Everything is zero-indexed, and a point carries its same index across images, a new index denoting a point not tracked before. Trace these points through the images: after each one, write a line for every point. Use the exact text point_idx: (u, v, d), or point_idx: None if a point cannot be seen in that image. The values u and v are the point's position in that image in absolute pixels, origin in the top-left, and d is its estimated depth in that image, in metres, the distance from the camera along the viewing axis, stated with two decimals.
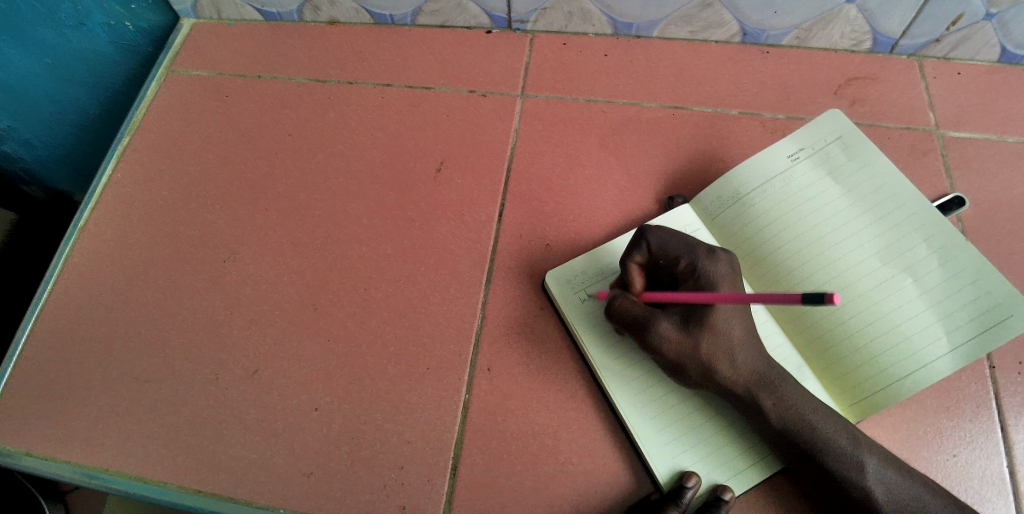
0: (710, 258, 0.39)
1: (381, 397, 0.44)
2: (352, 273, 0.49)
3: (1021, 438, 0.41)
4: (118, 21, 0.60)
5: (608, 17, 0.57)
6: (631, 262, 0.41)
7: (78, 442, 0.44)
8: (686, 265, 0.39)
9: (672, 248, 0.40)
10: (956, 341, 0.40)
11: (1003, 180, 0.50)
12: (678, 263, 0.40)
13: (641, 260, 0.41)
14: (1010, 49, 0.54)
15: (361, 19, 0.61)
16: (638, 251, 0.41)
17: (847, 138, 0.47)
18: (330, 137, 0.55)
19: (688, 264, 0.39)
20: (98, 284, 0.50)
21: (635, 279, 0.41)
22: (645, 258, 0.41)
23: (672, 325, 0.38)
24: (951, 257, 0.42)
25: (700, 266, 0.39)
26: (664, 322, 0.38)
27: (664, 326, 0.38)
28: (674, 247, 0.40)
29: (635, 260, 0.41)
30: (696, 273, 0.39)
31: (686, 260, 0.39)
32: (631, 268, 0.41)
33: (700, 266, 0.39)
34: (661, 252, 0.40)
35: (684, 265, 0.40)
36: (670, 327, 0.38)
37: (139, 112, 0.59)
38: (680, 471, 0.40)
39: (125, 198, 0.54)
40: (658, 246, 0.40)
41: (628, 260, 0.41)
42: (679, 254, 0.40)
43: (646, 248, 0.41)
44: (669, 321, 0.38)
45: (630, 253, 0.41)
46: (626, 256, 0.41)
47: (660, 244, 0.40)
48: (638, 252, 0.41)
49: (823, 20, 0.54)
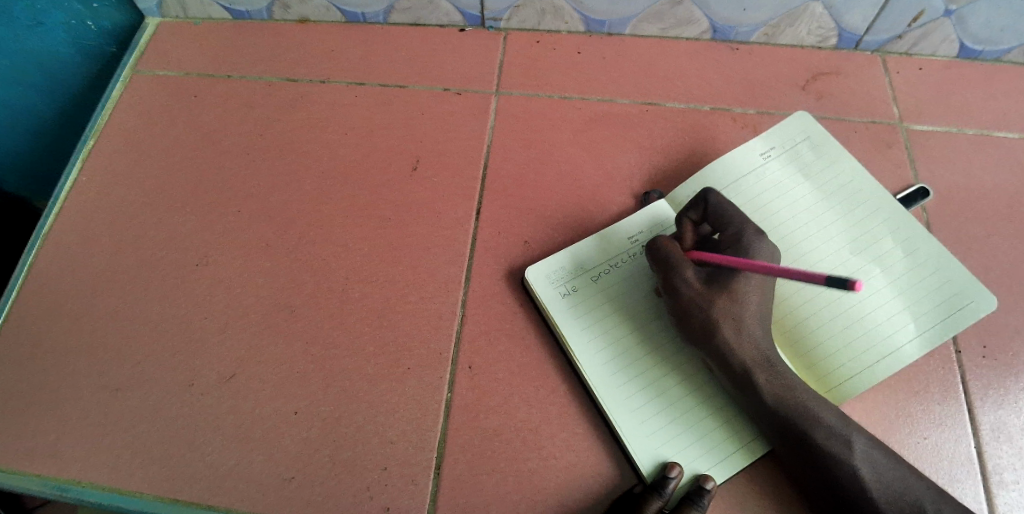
0: (757, 235, 0.40)
1: (359, 398, 0.43)
2: (328, 272, 0.48)
3: (987, 418, 0.42)
4: (78, 20, 0.57)
5: (580, 14, 0.58)
6: (685, 218, 0.42)
7: (45, 456, 0.43)
8: (732, 232, 0.40)
9: (726, 214, 0.41)
10: (924, 327, 0.41)
11: (963, 170, 0.52)
12: (726, 229, 0.41)
13: (695, 219, 0.42)
14: (968, 44, 0.56)
15: (332, 17, 0.60)
16: (694, 210, 0.42)
17: (813, 138, 0.49)
18: (303, 136, 0.55)
19: (733, 233, 0.40)
20: (65, 290, 0.49)
21: (686, 236, 0.42)
22: (699, 218, 0.42)
23: (696, 275, 0.39)
24: (912, 249, 0.44)
25: (745, 237, 0.40)
26: (690, 269, 0.40)
27: (688, 272, 0.40)
28: (728, 214, 0.41)
29: (690, 216, 0.42)
30: (737, 242, 0.40)
31: (734, 229, 0.40)
32: (684, 223, 0.42)
33: (745, 237, 0.40)
34: (716, 213, 0.41)
35: (729, 232, 0.41)
36: (695, 276, 0.39)
37: (104, 114, 0.57)
38: (663, 461, 0.40)
39: (92, 201, 0.53)
40: (714, 207, 0.41)
41: (683, 214, 0.42)
42: (730, 221, 0.41)
43: (703, 208, 0.42)
44: (695, 273, 0.39)
45: (686, 210, 0.42)
46: (681, 212, 0.42)
47: (715, 206, 0.41)
48: (695, 210, 0.42)
49: (790, 17, 0.56)
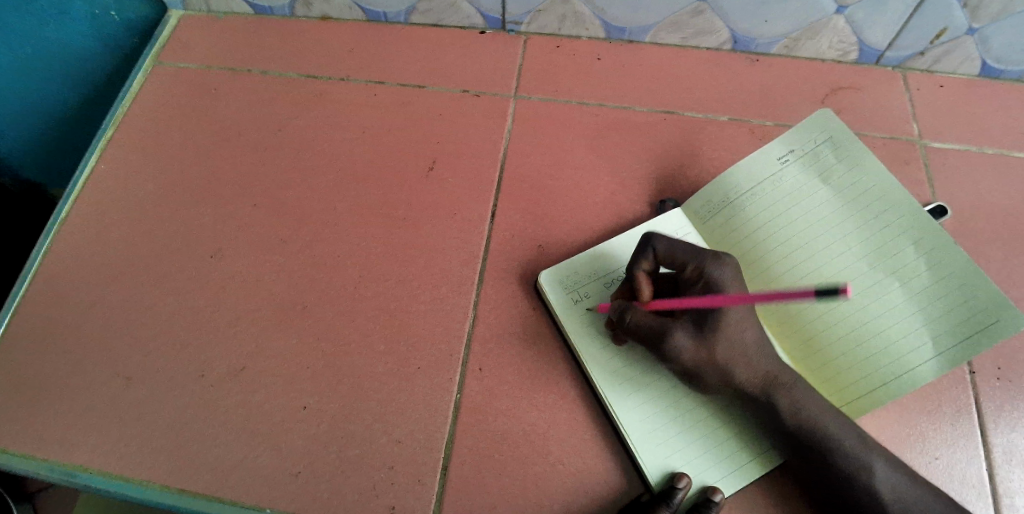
0: (716, 263, 0.39)
1: (368, 396, 0.43)
2: (341, 269, 0.48)
3: (1000, 440, 0.42)
4: (103, 11, 0.57)
5: (601, 21, 0.58)
6: (638, 269, 0.41)
7: (54, 442, 0.43)
8: (692, 269, 0.40)
9: (677, 254, 0.40)
10: (942, 346, 0.40)
11: (982, 190, 0.52)
12: (685, 268, 0.40)
13: (648, 267, 0.41)
14: (990, 63, 0.56)
15: (353, 15, 0.61)
16: (643, 258, 0.41)
17: (836, 139, 0.47)
18: (320, 133, 0.55)
19: (695, 269, 0.40)
20: (79, 277, 0.49)
21: (643, 287, 0.40)
22: (652, 265, 0.41)
23: (687, 334, 0.38)
24: (937, 263, 0.42)
25: (707, 270, 0.39)
26: (678, 331, 0.38)
27: (680, 337, 0.38)
28: (679, 252, 0.40)
29: (642, 268, 0.41)
30: (702, 278, 0.39)
31: (693, 265, 0.40)
32: (640, 277, 0.40)
33: (707, 270, 0.39)
34: (667, 256, 0.40)
35: (690, 270, 0.40)
36: (686, 337, 0.38)
37: (124, 104, 0.58)
38: (671, 472, 0.40)
39: (109, 190, 0.53)
40: (662, 251, 0.40)
41: (635, 267, 0.41)
42: (685, 259, 0.40)
43: (653, 255, 0.41)
44: (684, 332, 0.38)
45: (637, 261, 0.41)
46: (634, 265, 0.41)
47: (664, 249, 0.40)
48: (645, 259, 0.41)
49: (811, 30, 0.55)
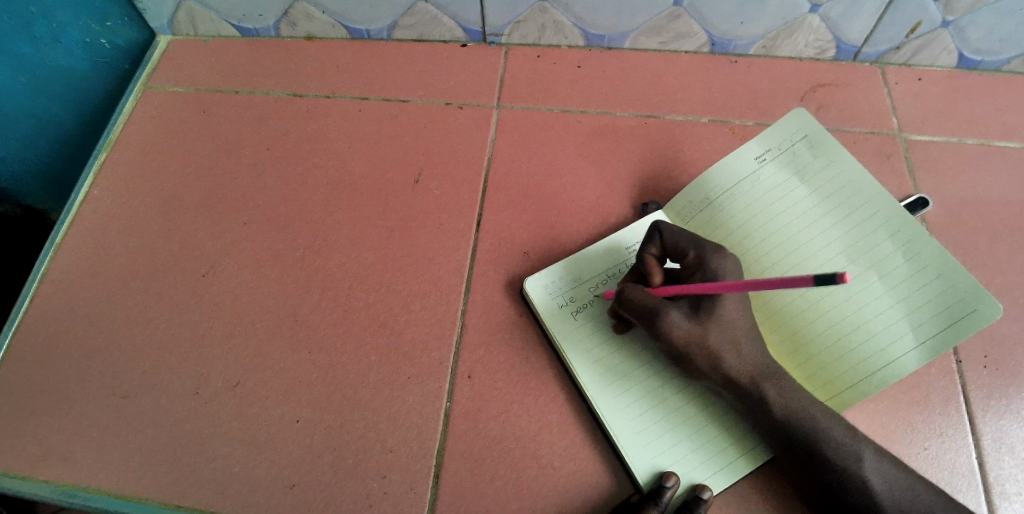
0: (717, 252, 0.39)
1: (362, 405, 0.44)
2: (332, 282, 0.49)
3: (989, 429, 0.42)
4: (94, 38, 0.59)
5: (581, 29, 0.59)
6: (646, 254, 0.41)
7: (54, 462, 0.44)
8: (693, 257, 0.40)
9: (681, 240, 0.40)
10: (922, 336, 0.40)
11: (964, 180, 0.52)
12: (688, 256, 0.40)
13: (655, 252, 0.41)
14: (967, 54, 0.56)
15: (338, 34, 0.62)
16: (651, 244, 0.42)
17: (812, 137, 0.47)
18: (309, 149, 0.56)
19: (696, 257, 0.40)
20: (76, 299, 0.50)
21: (654, 272, 0.41)
22: (659, 251, 0.41)
23: (682, 315, 0.38)
24: (914, 253, 0.42)
25: (708, 259, 0.39)
26: (673, 311, 0.38)
27: (674, 316, 0.38)
28: (684, 240, 0.40)
29: (650, 252, 0.41)
30: (703, 266, 0.39)
31: (694, 253, 0.40)
32: (648, 262, 0.41)
33: (708, 258, 0.39)
34: (672, 243, 0.41)
35: (691, 257, 0.40)
36: (680, 316, 0.38)
37: (117, 127, 0.59)
38: (660, 471, 0.40)
39: (103, 212, 0.54)
40: (669, 237, 0.41)
41: (643, 252, 0.41)
42: (688, 246, 0.40)
43: (659, 241, 0.41)
44: (678, 312, 0.38)
45: (645, 247, 0.42)
46: (641, 249, 0.42)
47: (672, 236, 0.41)
48: (653, 245, 0.41)
49: (788, 30, 0.56)
